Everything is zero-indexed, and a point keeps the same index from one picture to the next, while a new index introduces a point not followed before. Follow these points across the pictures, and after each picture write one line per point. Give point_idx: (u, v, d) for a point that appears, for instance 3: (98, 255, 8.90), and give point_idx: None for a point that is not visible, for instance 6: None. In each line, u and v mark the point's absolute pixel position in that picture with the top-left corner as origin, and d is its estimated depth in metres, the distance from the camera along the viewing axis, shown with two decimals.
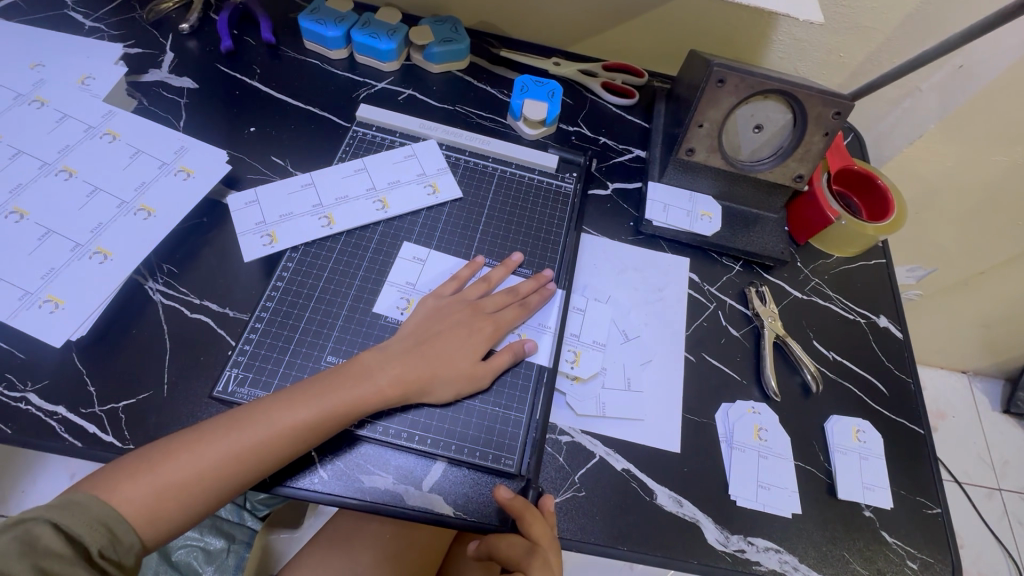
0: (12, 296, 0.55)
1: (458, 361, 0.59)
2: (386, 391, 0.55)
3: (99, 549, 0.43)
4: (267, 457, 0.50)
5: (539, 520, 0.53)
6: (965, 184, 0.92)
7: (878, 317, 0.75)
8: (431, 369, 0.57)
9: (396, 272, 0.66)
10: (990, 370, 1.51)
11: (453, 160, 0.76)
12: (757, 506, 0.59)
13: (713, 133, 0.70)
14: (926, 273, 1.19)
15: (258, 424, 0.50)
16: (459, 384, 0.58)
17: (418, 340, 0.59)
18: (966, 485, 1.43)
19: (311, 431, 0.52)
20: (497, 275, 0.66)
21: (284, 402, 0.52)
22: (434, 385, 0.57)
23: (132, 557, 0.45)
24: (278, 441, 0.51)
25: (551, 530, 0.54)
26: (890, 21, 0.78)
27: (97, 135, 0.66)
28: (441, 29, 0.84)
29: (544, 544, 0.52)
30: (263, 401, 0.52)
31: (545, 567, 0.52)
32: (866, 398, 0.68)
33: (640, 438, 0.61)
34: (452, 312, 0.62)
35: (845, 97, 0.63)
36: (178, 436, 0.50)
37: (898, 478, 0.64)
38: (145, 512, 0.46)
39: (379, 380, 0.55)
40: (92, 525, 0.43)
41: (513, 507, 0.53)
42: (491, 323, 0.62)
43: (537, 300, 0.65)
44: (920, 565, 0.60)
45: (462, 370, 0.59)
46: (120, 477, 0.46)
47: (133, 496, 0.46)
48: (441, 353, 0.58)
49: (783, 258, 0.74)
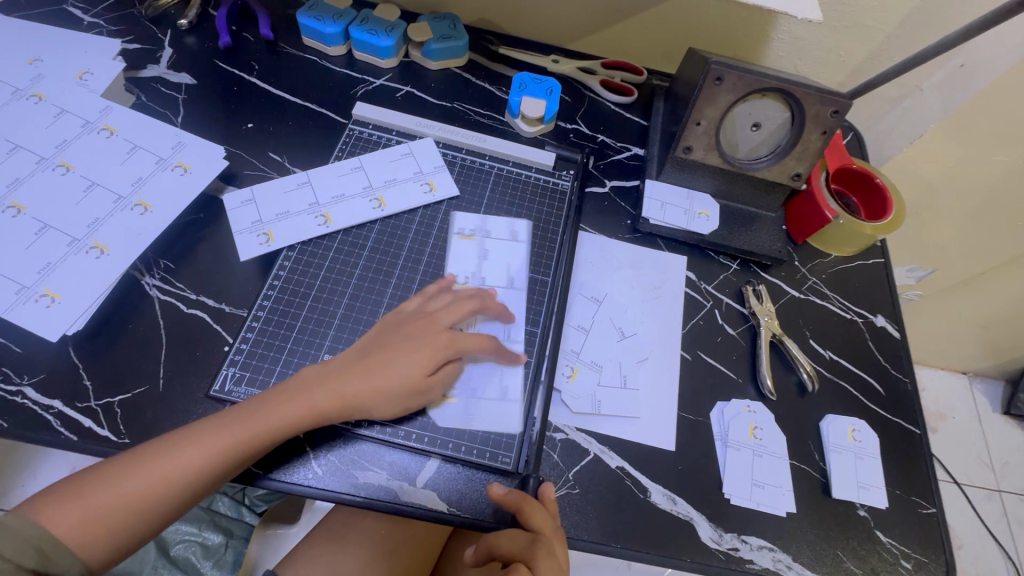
0: (8, 291, 0.55)
1: (401, 375, 0.56)
2: (318, 409, 0.53)
3: (35, 567, 0.44)
4: (201, 477, 0.50)
5: (538, 506, 0.53)
6: (964, 184, 0.92)
7: (876, 316, 0.75)
8: (365, 382, 0.55)
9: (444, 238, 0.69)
10: (990, 371, 1.51)
11: (451, 158, 0.76)
12: (751, 505, 0.59)
13: (711, 131, 0.70)
14: (926, 273, 1.18)
15: (186, 448, 0.50)
16: (397, 399, 0.56)
17: (363, 352, 0.57)
18: (965, 486, 1.42)
19: (242, 452, 0.51)
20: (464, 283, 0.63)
21: (219, 420, 0.52)
22: (370, 403, 0.55)
23: (73, 573, 0.46)
24: (213, 462, 0.50)
25: (553, 521, 0.53)
26: (890, 19, 0.77)
27: (95, 131, 0.66)
28: (440, 26, 0.84)
29: (546, 532, 0.52)
30: (200, 421, 0.52)
31: (552, 559, 0.50)
32: (863, 398, 0.68)
33: (635, 437, 0.61)
34: (405, 325, 0.59)
35: (842, 95, 0.63)
36: (119, 456, 0.49)
37: (893, 478, 0.64)
38: (81, 535, 0.46)
39: (312, 397, 0.54)
40: (24, 546, 0.44)
41: (511, 497, 0.53)
42: (445, 336, 0.58)
43: (502, 316, 0.62)
44: (914, 565, 0.60)
45: (400, 384, 0.56)
46: (51, 503, 0.46)
47: (64, 521, 0.46)
48: (379, 366, 0.56)
49: (781, 257, 0.74)
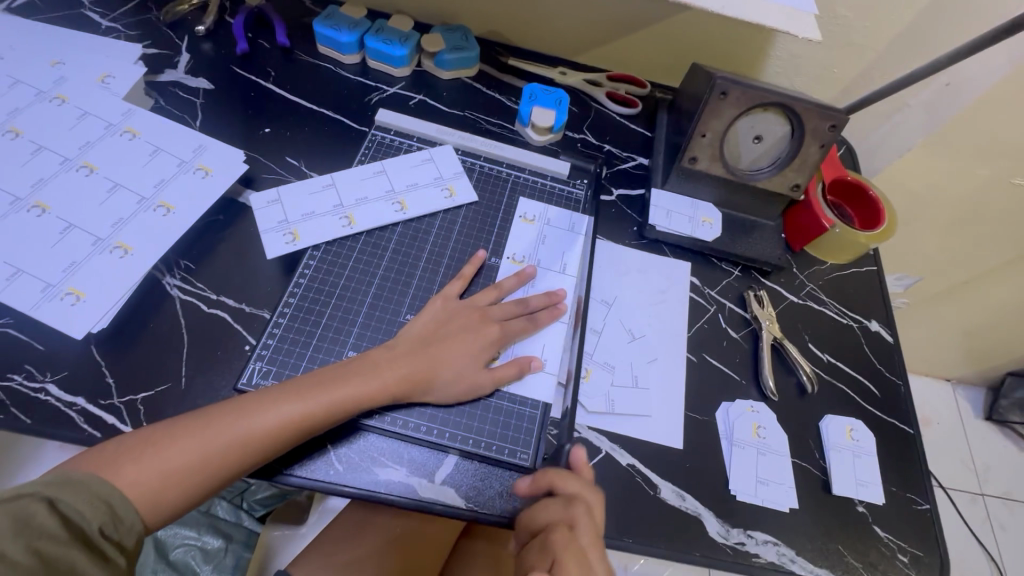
0: (33, 289, 0.56)
1: (465, 366, 0.60)
2: (390, 387, 0.57)
3: (99, 527, 0.44)
4: (267, 448, 0.52)
5: (567, 474, 0.55)
6: (950, 197, 0.96)
7: (870, 321, 0.78)
8: (434, 369, 0.59)
9: (514, 239, 0.73)
10: (972, 377, 1.56)
11: (469, 165, 0.78)
12: (756, 501, 0.62)
13: (715, 142, 0.73)
14: (913, 282, 1.23)
15: (261, 416, 0.52)
16: (459, 388, 0.60)
17: (426, 341, 0.61)
18: (951, 489, 1.47)
19: (315, 423, 0.53)
20: (509, 285, 0.67)
21: (291, 391, 0.54)
22: (436, 385, 0.59)
23: (132, 537, 0.46)
24: (285, 431, 0.52)
25: (586, 483, 0.56)
26: (880, 39, 0.81)
27: (117, 133, 0.67)
28: (452, 37, 0.87)
29: (580, 493, 0.55)
30: (269, 390, 0.54)
31: (591, 517, 0.54)
32: (859, 399, 0.71)
33: (645, 434, 0.64)
34: (461, 316, 0.63)
35: (840, 111, 0.67)
36: (190, 419, 0.51)
37: (889, 475, 0.67)
38: (150, 494, 0.47)
39: (387, 377, 0.57)
40: (92, 503, 0.44)
41: (538, 479, 0.56)
42: (497, 329, 0.63)
43: (546, 319, 0.66)
44: (910, 559, 0.62)
45: (463, 374, 0.60)
46: (123, 460, 0.47)
47: (138, 479, 0.47)
48: (445, 356, 0.60)
49: (781, 263, 0.77)
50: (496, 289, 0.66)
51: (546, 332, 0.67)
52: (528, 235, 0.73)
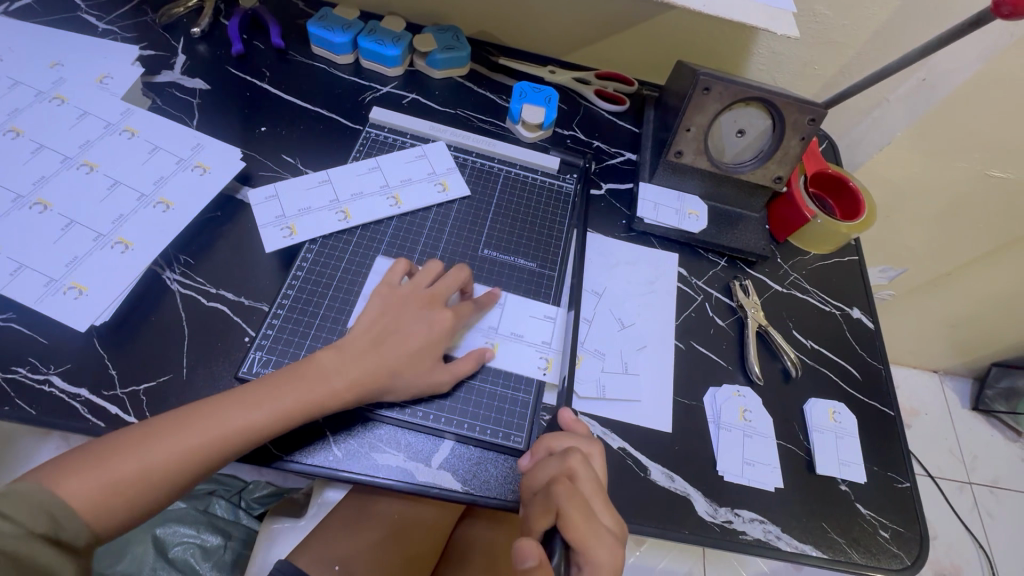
0: (36, 283, 0.57)
1: (418, 360, 0.60)
2: (344, 391, 0.56)
3: (45, 532, 0.45)
4: (215, 455, 0.52)
5: (561, 434, 0.58)
6: (929, 189, 0.99)
7: (852, 308, 0.81)
8: (386, 368, 0.58)
9: (494, 231, 0.75)
10: (959, 368, 1.60)
11: (462, 161, 0.80)
12: (743, 481, 0.64)
13: (700, 137, 0.75)
14: (897, 274, 1.26)
15: (206, 424, 0.52)
16: (416, 384, 0.59)
17: (374, 339, 0.60)
18: (939, 479, 1.50)
19: (261, 430, 0.54)
20: (460, 273, 0.68)
21: (236, 399, 0.54)
22: (399, 382, 0.59)
23: (82, 541, 0.47)
24: (235, 439, 0.53)
25: (584, 437, 0.58)
26: (858, 36, 0.84)
27: (116, 132, 0.69)
28: (443, 37, 0.89)
29: (578, 448, 0.56)
30: (214, 398, 0.54)
31: (587, 466, 0.53)
32: (842, 383, 0.74)
33: (636, 419, 0.66)
34: (410, 308, 0.62)
35: (818, 105, 0.69)
36: (133, 431, 0.52)
37: (871, 455, 0.69)
38: (96, 504, 0.48)
39: (334, 382, 0.56)
40: (33, 512, 0.45)
41: (535, 448, 0.57)
42: (449, 319, 0.63)
43: (494, 303, 0.67)
44: (891, 534, 0.65)
45: (421, 368, 0.60)
46: (70, 471, 0.48)
47: (82, 490, 0.48)
48: (397, 352, 0.59)
49: (765, 253, 0.79)
50: (438, 276, 0.66)
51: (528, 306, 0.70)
52: (496, 231, 0.75)
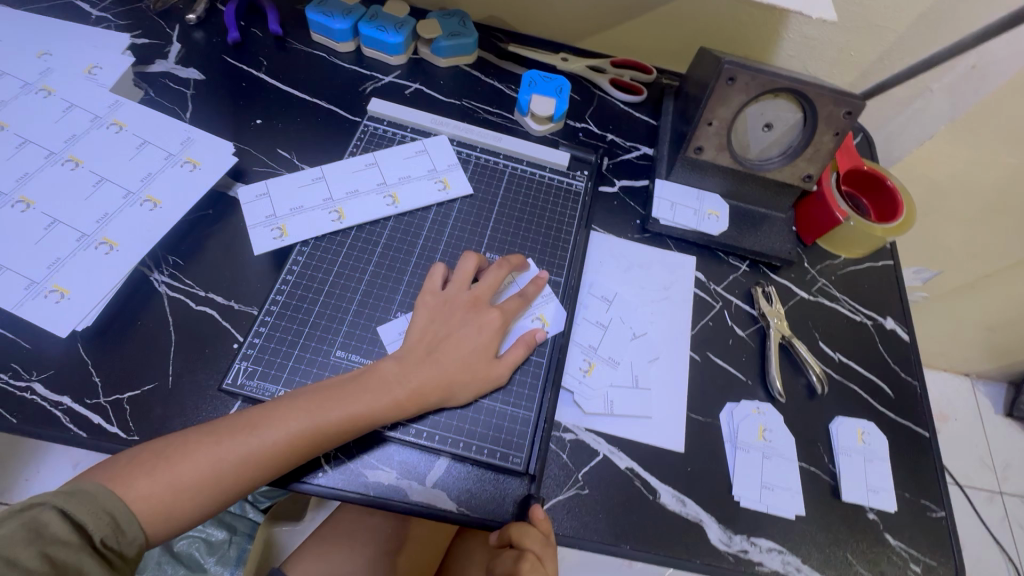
0: (18, 286, 0.55)
1: (474, 361, 0.59)
2: (404, 402, 0.55)
3: (102, 538, 0.43)
4: (283, 462, 0.50)
5: (527, 530, 0.52)
6: (973, 187, 0.92)
7: (885, 318, 0.74)
8: (445, 372, 0.57)
9: (510, 226, 0.71)
10: (993, 373, 1.51)
11: (465, 156, 0.75)
12: (761, 507, 0.59)
13: (723, 131, 0.69)
14: (932, 275, 1.18)
15: (272, 431, 0.50)
16: (470, 384, 0.58)
17: (428, 337, 0.59)
18: (967, 488, 1.42)
19: (323, 438, 0.51)
20: (495, 271, 0.64)
21: (298, 404, 0.52)
22: (453, 392, 0.57)
23: (134, 549, 0.45)
24: (297, 446, 0.51)
25: (545, 539, 0.52)
26: (901, 20, 0.77)
27: (104, 126, 0.66)
28: (449, 23, 0.84)
29: (534, 548, 0.51)
30: (278, 402, 0.52)
31: (539, 571, 0.51)
32: (872, 400, 0.68)
33: (646, 437, 0.61)
34: (460, 309, 0.61)
35: (856, 96, 0.63)
36: (197, 434, 0.49)
37: (902, 481, 0.64)
38: (160, 509, 0.46)
39: (395, 386, 0.55)
40: (96, 513, 0.43)
41: (502, 533, 0.53)
42: (498, 315, 0.61)
43: (534, 292, 0.64)
44: (923, 568, 0.59)
45: (474, 368, 0.58)
46: (134, 473, 0.46)
47: (148, 494, 0.46)
48: (451, 355, 0.58)
49: (791, 258, 0.73)
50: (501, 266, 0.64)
51: (539, 304, 0.66)
52: (523, 223, 0.71)
